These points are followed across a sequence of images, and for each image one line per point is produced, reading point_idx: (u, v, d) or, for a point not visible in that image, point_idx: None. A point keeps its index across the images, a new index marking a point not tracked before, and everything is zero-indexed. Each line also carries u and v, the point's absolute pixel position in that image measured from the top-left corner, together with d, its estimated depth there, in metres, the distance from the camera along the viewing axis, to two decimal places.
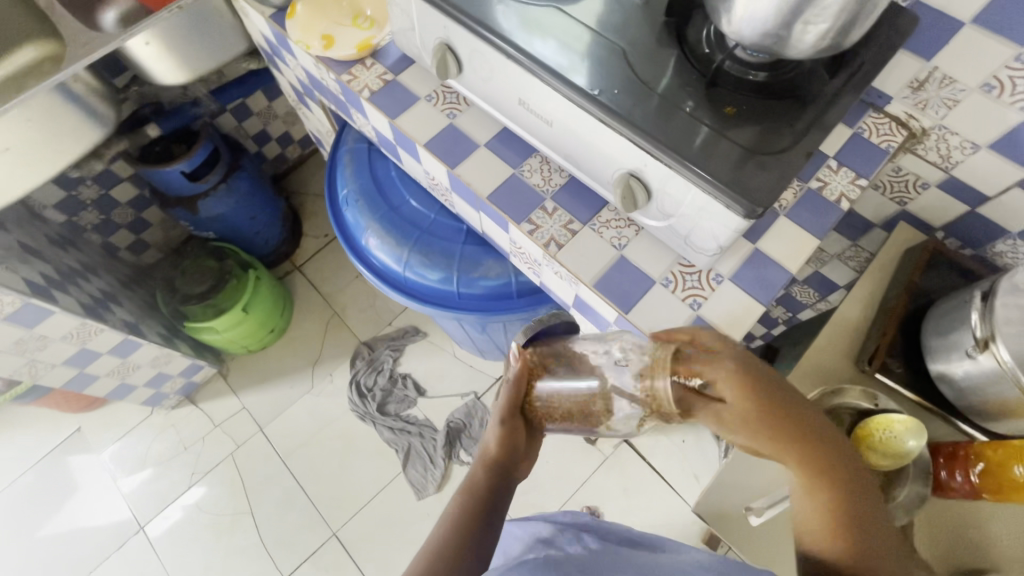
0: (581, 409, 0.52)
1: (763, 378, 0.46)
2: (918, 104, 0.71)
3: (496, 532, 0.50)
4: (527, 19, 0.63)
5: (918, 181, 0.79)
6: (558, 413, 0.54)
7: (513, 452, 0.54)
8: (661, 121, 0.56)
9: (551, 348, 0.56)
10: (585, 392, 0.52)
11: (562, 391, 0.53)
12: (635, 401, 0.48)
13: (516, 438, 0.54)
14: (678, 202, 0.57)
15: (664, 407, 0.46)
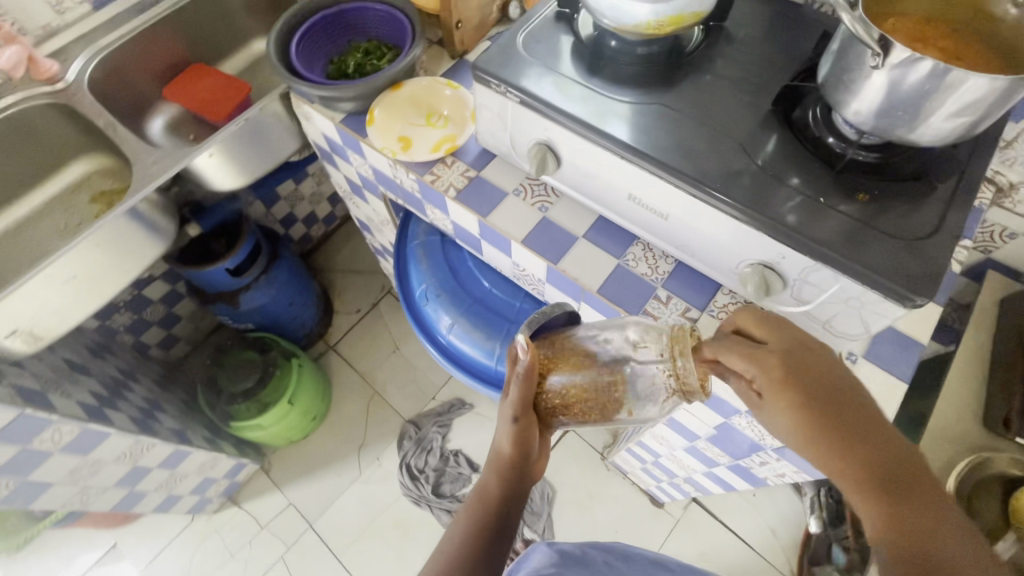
0: (598, 398, 0.55)
1: (798, 365, 0.46)
2: (1006, 162, 0.72)
3: (509, 530, 0.54)
4: (630, 115, 0.63)
5: (1005, 232, 0.79)
6: (575, 404, 0.56)
7: (526, 454, 0.56)
8: (796, 212, 0.55)
9: (559, 341, 0.57)
10: (600, 379, 0.54)
11: (575, 381, 0.55)
12: (656, 378, 0.52)
13: (526, 438, 0.55)
14: (820, 291, 0.56)
15: (688, 384, 0.50)
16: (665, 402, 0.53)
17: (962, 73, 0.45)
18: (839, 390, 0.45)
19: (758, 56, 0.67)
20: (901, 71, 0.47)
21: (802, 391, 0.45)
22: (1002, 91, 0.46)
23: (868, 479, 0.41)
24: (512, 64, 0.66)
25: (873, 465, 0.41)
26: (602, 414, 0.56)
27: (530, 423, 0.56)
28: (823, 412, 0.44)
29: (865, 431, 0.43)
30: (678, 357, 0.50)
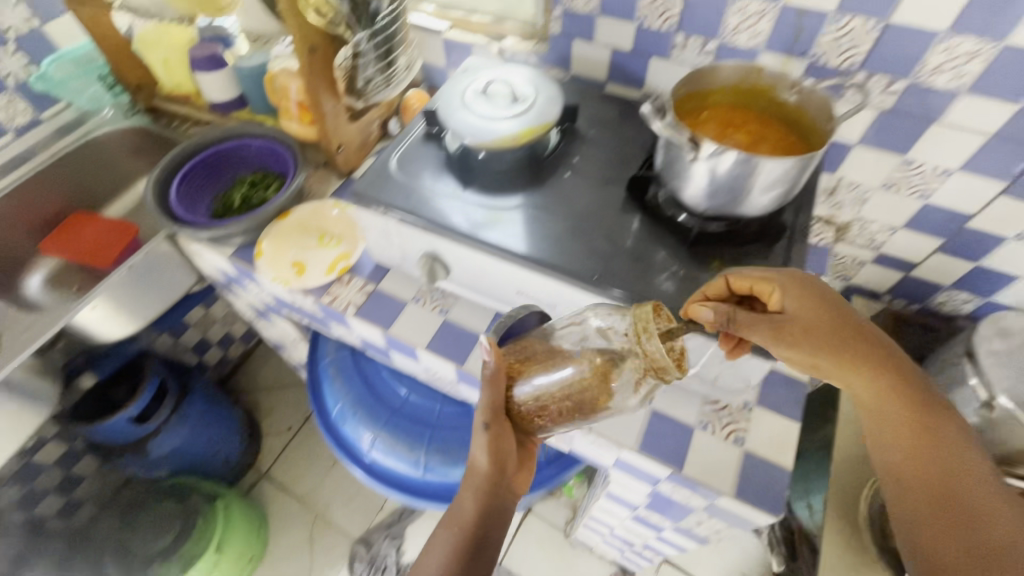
0: (570, 399, 0.53)
1: (822, 299, 0.52)
2: (836, 206, 0.83)
3: (490, 543, 0.56)
4: (502, 220, 0.67)
5: (856, 261, 0.90)
6: (550, 410, 0.54)
7: (501, 467, 0.56)
8: (661, 290, 0.60)
9: (523, 344, 0.56)
10: (570, 378, 0.52)
11: (543, 387, 0.53)
12: (629, 365, 0.49)
13: (501, 447, 0.55)
14: (699, 354, 0.60)
15: (660, 365, 0.46)
16: (643, 385, 0.50)
17: (758, 159, 0.52)
18: (867, 340, 0.51)
19: (607, 153, 0.75)
20: (711, 161, 0.54)
21: (820, 339, 0.49)
22: (794, 167, 0.54)
23: (896, 428, 0.50)
24: (386, 187, 0.70)
25: (899, 417, 0.50)
26: (586, 415, 0.54)
27: (501, 435, 0.55)
28: (851, 364, 0.50)
29: (895, 378, 0.50)
30: (648, 344, 0.46)
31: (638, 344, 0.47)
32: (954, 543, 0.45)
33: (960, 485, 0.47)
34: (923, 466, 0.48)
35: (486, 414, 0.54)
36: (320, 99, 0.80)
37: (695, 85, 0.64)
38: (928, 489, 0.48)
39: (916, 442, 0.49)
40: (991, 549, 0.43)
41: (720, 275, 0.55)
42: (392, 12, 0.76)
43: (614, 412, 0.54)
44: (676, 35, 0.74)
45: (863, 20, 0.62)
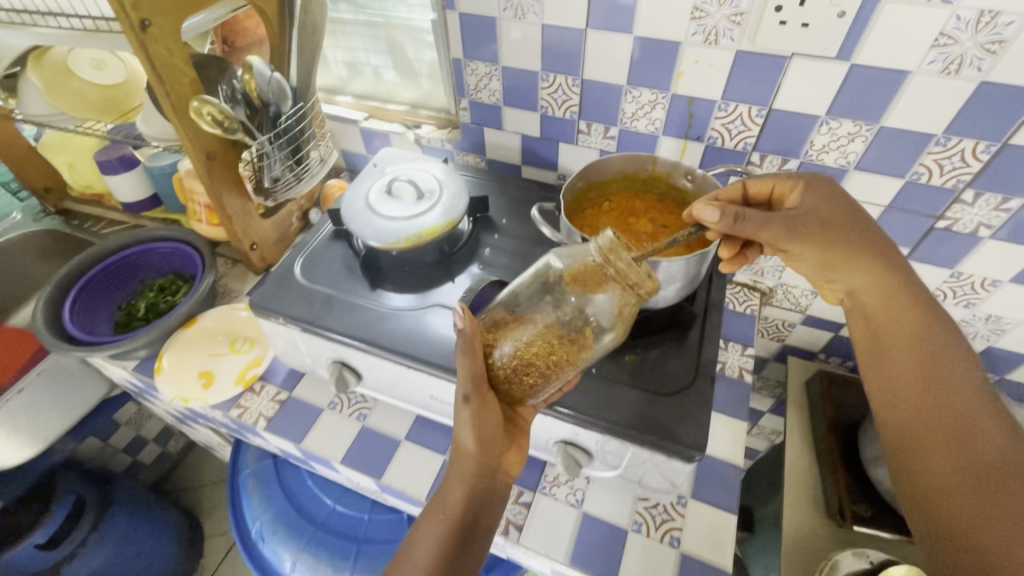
0: (553, 349, 0.49)
1: (839, 201, 0.53)
2: (757, 273, 0.83)
3: (479, 538, 0.48)
4: (410, 323, 0.64)
5: (785, 322, 0.89)
6: (534, 367, 0.50)
7: (491, 443, 0.49)
8: (572, 393, 0.57)
9: (496, 307, 0.53)
10: (546, 325, 0.50)
11: (522, 342, 0.49)
12: (606, 288, 0.47)
13: (486, 422, 0.48)
14: (619, 456, 0.57)
15: (634, 279, 0.45)
16: (622, 314, 0.48)
17: (652, 261, 0.52)
18: (870, 238, 0.52)
19: (519, 241, 0.74)
20: None
21: (822, 233, 0.51)
22: (690, 264, 0.53)
23: (896, 334, 0.50)
24: (290, 295, 0.67)
25: (904, 320, 0.50)
26: (566, 370, 0.50)
27: (489, 402, 0.48)
28: (852, 262, 0.52)
29: (895, 276, 0.51)
30: (616, 258, 0.45)
31: (608, 264, 0.46)
32: (936, 445, 0.45)
33: (950, 381, 0.47)
34: (915, 369, 0.48)
35: (467, 383, 0.47)
36: (224, 201, 0.77)
37: (593, 175, 0.64)
38: (914, 391, 0.48)
39: (912, 343, 0.49)
40: (976, 451, 0.43)
41: (739, 179, 0.58)
42: (296, 112, 0.77)
43: (594, 356, 0.51)
44: (578, 123, 0.75)
45: (748, 107, 0.64)
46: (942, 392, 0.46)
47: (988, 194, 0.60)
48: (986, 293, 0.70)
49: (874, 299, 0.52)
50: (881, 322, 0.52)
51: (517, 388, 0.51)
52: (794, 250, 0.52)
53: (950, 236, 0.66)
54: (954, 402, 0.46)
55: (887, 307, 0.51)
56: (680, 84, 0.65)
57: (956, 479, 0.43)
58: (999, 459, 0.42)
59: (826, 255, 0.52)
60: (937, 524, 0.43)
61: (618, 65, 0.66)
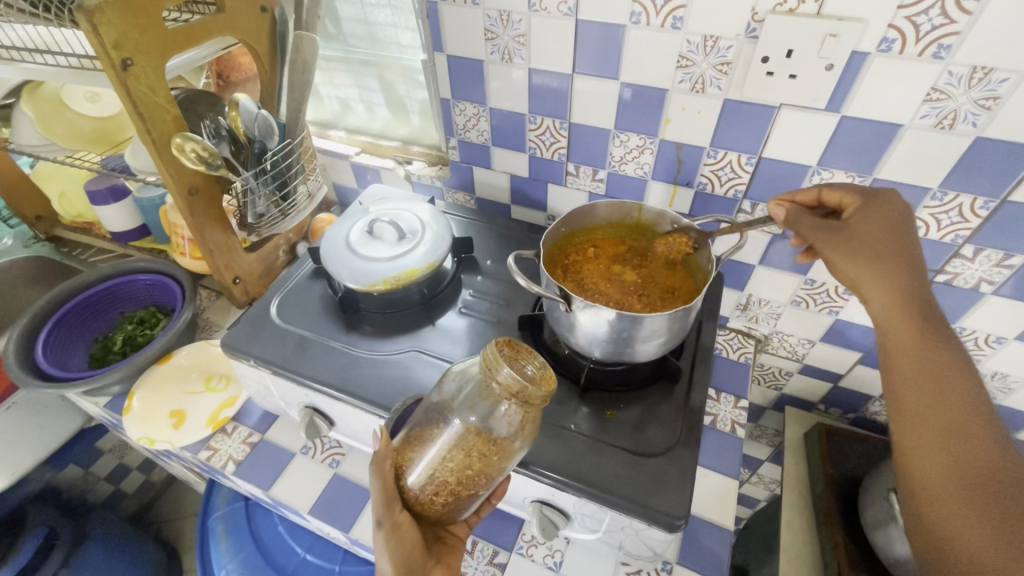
0: (470, 461, 0.47)
1: (889, 224, 0.49)
2: (751, 319, 0.80)
3: None
4: (386, 370, 0.61)
5: (782, 371, 0.85)
6: (450, 487, 0.48)
7: (415, 565, 0.45)
8: (550, 451, 0.54)
9: (412, 420, 0.51)
10: (461, 435, 0.48)
11: (435, 460, 0.48)
12: (499, 399, 0.46)
13: (406, 550, 0.45)
14: (598, 520, 0.54)
15: (520, 392, 0.44)
16: (526, 421, 0.46)
17: (633, 316, 0.49)
18: (895, 248, 0.48)
19: (503, 285, 0.72)
20: (588, 313, 0.51)
21: (857, 244, 0.49)
22: (675, 319, 0.51)
23: (913, 340, 0.46)
24: (264, 336, 0.65)
25: (928, 321, 0.46)
26: (486, 481, 0.48)
27: (405, 522, 0.46)
28: (876, 268, 0.48)
29: (908, 287, 0.47)
30: (501, 369, 0.44)
31: (493, 378, 0.44)
32: (946, 461, 0.41)
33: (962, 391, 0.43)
34: (932, 380, 0.44)
35: (378, 506, 0.45)
36: (206, 235, 0.76)
37: (578, 221, 0.62)
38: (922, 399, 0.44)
39: (925, 353, 0.45)
40: (979, 462, 0.40)
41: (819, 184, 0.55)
42: (283, 149, 0.77)
43: (513, 463, 0.49)
44: (566, 165, 0.74)
45: (738, 155, 0.62)
46: (954, 402, 0.43)
47: (988, 250, 0.58)
48: (990, 350, 0.66)
49: (882, 309, 0.48)
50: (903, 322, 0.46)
51: (439, 503, 0.48)
52: (839, 263, 0.50)
53: (950, 290, 0.63)
54: (961, 420, 0.42)
55: (907, 308, 0.46)
56: (667, 130, 0.64)
57: (964, 497, 0.39)
58: (1004, 471, 0.39)
59: (857, 262, 0.49)
60: (939, 536, 0.40)
61: (606, 109, 0.65)
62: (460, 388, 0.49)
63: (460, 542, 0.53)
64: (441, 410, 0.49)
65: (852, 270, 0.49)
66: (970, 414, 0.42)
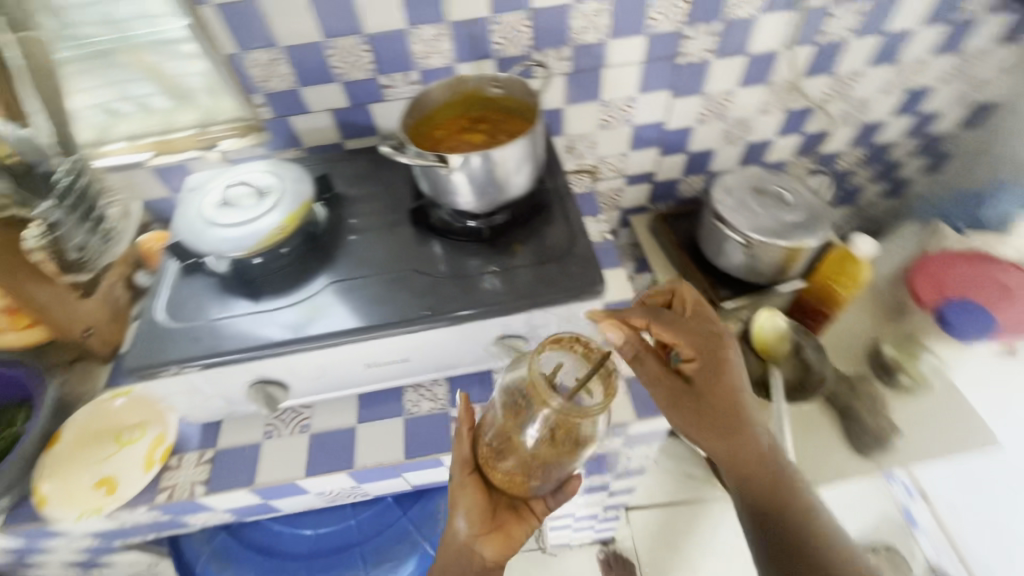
0: (549, 453, 0.52)
1: (716, 362, 0.60)
2: (579, 157, 0.96)
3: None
4: (312, 311, 0.63)
5: (616, 190, 1.05)
6: (528, 470, 0.54)
7: (480, 515, 0.57)
8: (489, 292, 0.64)
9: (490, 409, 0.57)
10: (535, 438, 0.52)
11: (517, 455, 0.54)
12: (550, 411, 0.49)
13: (471, 508, 0.57)
14: (547, 325, 0.66)
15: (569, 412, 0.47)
16: (588, 422, 0.51)
17: (499, 150, 0.59)
18: (726, 398, 0.60)
19: (375, 202, 0.76)
20: (464, 166, 0.60)
21: (702, 405, 0.59)
22: (528, 144, 0.62)
23: (747, 448, 0.59)
24: (169, 343, 0.61)
25: (763, 449, 0.60)
26: (569, 459, 0.54)
27: (468, 485, 0.58)
28: (716, 426, 0.59)
29: (738, 422, 0.59)
30: (548, 396, 0.48)
31: (547, 400, 0.48)
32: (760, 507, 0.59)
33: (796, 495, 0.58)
34: (760, 467, 0.59)
35: (456, 464, 0.59)
36: (29, 290, 0.68)
37: (417, 112, 0.69)
38: (752, 472, 0.59)
39: (751, 446, 0.59)
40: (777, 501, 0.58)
41: (646, 315, 0.62)
42: (71, 166, 0.68)
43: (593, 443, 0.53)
44: (378, 78, 0.78)
45: (513, 13, 0.74)
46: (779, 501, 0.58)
47: (700, 25, 0.79)
48: (728, 103, 0.92)
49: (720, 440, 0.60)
50: (733, 460, 0.60)
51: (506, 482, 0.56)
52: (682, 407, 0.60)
53: (691, 68, 0.85)
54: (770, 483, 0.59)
55: (741, 445, 0.59)
56: (451, 11, 0.72)
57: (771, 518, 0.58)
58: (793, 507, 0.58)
59: (691, 408, 0.60)
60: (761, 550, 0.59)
61: (392, 10, 0.71)
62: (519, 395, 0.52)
63: (536, 521, 0.60)
64: (498, 408, 0.55)
65: (686, 419, 0.60)
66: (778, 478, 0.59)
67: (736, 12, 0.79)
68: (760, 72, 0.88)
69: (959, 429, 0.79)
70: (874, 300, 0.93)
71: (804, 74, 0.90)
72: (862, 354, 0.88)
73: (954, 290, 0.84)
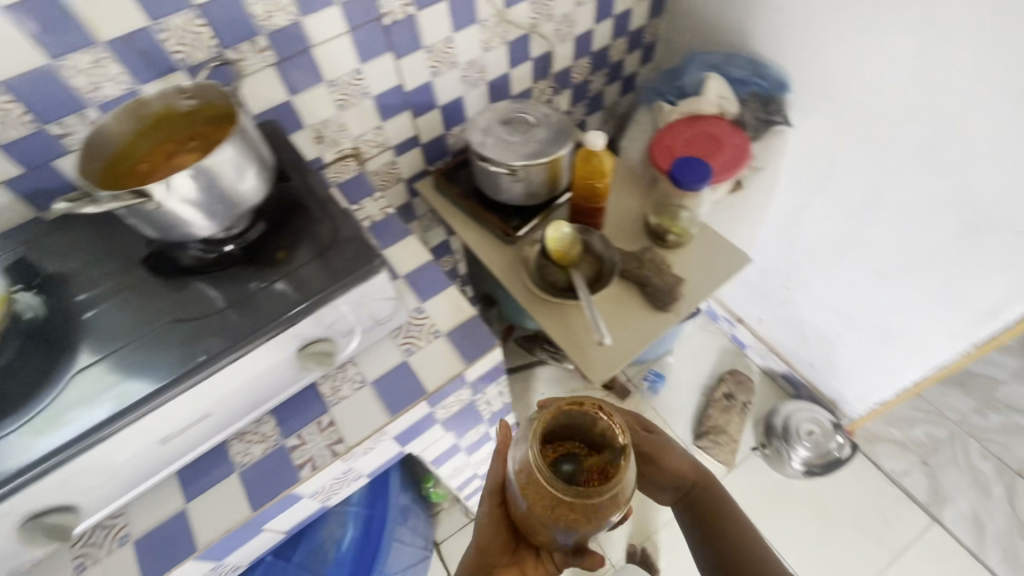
0: (545, 513, 0.54)
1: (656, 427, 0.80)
2: (334, 143, 0.93)
3: None
4: (62, 413, 0.54)
5: (389, 163, 1.04)
6: (532, 518, 0.58)
7: (491, 541, 0.70)
8: (277, 295, 0.61)
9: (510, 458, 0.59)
10: (534, 494, 0.54)
11: (527, 503, 0.56)
12: (564, 497, 0.50)
13: (489, 534, 0.70)
14: (344, 318, 0.64)
15: (574, 493, 0.50)
16: (593, 510, 0.51)
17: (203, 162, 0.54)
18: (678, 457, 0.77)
19: (102, 266, 0.65)
20: (172, 191, 0.54)
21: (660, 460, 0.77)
22: (238, 146, 0.58)
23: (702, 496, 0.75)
24: None
25: (714, 500, 0.75)
26: (566, 527, 0.55)
27: (493, 513, 0.70)
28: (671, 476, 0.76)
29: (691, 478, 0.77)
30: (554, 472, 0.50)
31: (544, 472, 0.51)
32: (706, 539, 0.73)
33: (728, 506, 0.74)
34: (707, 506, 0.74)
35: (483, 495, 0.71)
36: None
37: (101, 151, 0.61)
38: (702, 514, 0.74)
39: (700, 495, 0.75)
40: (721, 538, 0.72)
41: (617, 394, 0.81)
42: None
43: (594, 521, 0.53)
44: (45, 129, 0.66)
45: (179, 15, 0.67)
46: (718, 510, 0.74)
47: None
48: (452, 49, 0.95)
49: (674, 483, 0.76)
50: (692, 501, 0.75)
51: (524, 526, 0.64)
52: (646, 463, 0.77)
53: (400, 26, 0.86)
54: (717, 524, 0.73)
55: (692, 493, 0.76)
56: (99, 29, 0.63)
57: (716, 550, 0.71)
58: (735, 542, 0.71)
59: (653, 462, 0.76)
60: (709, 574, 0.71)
61: (10, 45, 0.59)
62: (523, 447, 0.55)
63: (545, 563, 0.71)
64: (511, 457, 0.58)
65: (653, 475, 0.77)
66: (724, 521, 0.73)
67: None
68: (467, 13, 0.92)
69: (720, 256, 0.96)
70: (634, 182, 1.05)
71: (507, 5, 0.97)
72: (638, 228, 1.00)
73: (681, 150, 1.01)
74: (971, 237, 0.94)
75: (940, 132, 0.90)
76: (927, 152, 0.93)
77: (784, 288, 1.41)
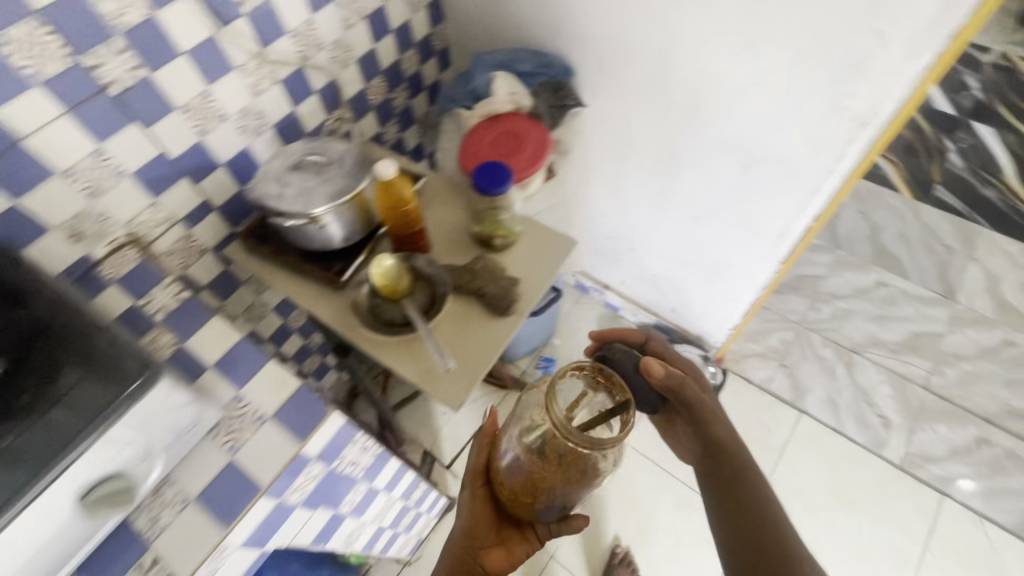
0: (543, 463, 0.65)
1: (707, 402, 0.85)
2: (100, 236, 0.81)
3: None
4: None
5: (184, 238, 0.94)
6: (529, 476, 0.69)
7: (476, 522, 0.83)
8: (56, 427, 0.52)
9: (514, 415, 0.70)
10: (540, 448, 0.64)
11: (523, 461, 0.67)
12: (564, 438, 0.59)
13: (475, 510, 0.84)
14: (130, 444, 0.55)
15: (565, 432, 0.58)
16: (580, 455, 0.60)
17: None
18: (731, 433, 0.83)
19: None
20: None
21: (707, 428, 0.83)
22: None
23: (735, 470, 0.79)
24: None
25: (751, 479, 0.78)
26: (564, 479, 0.65)
27: (479, 491, 0.84)
28: (711, 445, 0.82)
29: (737, 453, 0.81)
30: (555, 413, 0.60)
31: (552, 414, 0.60)
32: (732, 517, 0.76)
33: (755, 485, 0.78)
34: (736, 482, 0.78)
35: (468, 471, 0.85)
36: None
37: None
38: (733, 492, 0.77)
39: (737, 469, 0.79)
40: (750, 517, 0.75)
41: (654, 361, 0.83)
42: None
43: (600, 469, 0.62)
44: None
45: None
46: (744, 487, 0.78)
47: (96, 48, 0.70)
48: (214, 103, 0.87)
49: (712, 449, 0.82)
50: (725, 476, 0.79)
51: (513, 498, 0.76)
52: (694, 424, 0.84)
53: (135, 92, 0.76)
54: (750, 504, 0.76)
55: (738, 470, 0.79)
56: None
57: (742, 527, 0.74)
58: (767, 526, 0.73)
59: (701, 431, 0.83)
60: (732, 546, 0.74)
61: None
62: (532, 409, 0.66)
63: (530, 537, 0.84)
64: (516, 418, 0.69)
65: (705, 442, 0.83)
66: (761, 499, 0.76)
67: (125, 20, 0.71)
68: (215, 62, 0.84)
69: (549, 245, 0.99)
70: (453, 195, 1.04)
71: (264, 45, 0.90)
72: (467, 241, 0.99)
73: (486, 155, 1.02)
74: (750, 173, 1.07)
75: (697, 93, 1.01)
76: (694, 111, 1.04)
77: (629, 250, 1.51)
